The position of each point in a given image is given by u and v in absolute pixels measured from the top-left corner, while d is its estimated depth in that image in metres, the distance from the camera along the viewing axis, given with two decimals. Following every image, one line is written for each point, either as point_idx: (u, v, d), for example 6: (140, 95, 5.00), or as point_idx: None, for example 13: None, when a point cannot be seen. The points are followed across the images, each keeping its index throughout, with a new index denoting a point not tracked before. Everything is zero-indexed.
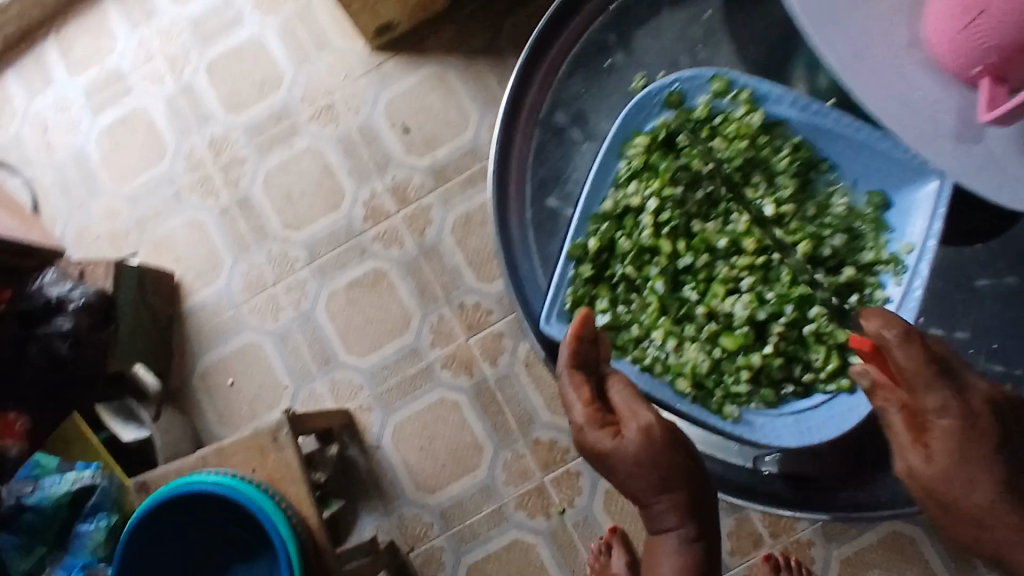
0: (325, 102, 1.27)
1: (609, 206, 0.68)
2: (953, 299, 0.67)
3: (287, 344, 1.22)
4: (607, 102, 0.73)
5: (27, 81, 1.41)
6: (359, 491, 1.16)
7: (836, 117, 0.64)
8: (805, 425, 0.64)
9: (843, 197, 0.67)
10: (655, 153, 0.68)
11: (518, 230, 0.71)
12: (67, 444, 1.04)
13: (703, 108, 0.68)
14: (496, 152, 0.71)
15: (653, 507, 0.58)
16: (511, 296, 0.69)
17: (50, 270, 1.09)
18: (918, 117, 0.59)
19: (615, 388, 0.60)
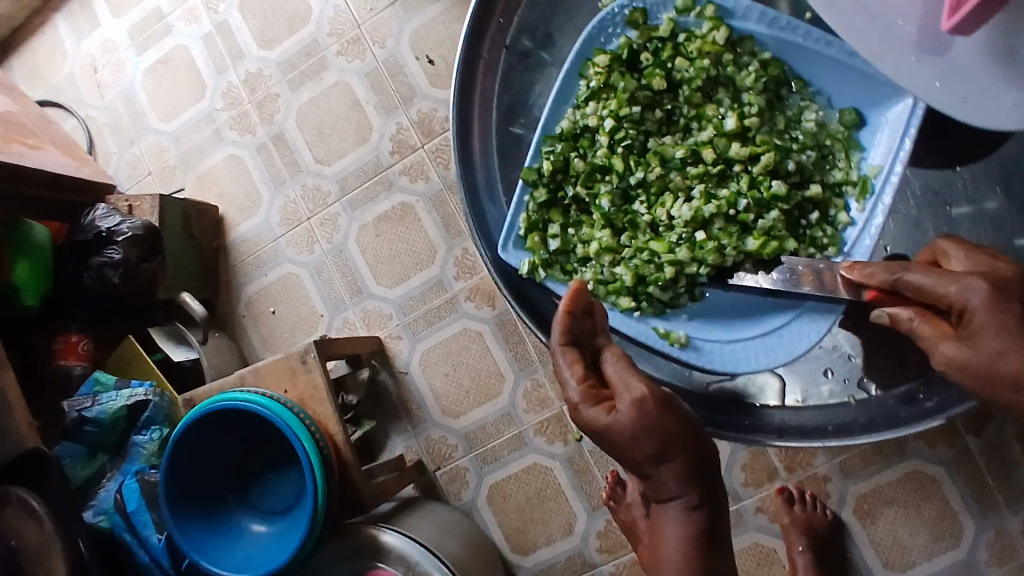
0: (352, 35, 1.28)
1: (565, 127, 0.67)
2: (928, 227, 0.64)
3: (322, 275, 1.28)
4: (573, 22, 0.68)
5: (76, 23, 1.48)
6: (389, 414, 1.23)
7: (806, 31, 0.61)
8: (754, 350, 0.65)
9: (814, 113, 0.65)
10: (616, 70, 0.65)
11: (480, 157, 0.69)
12: (125, 363, 1.16)
13: (668, 24, 0.64)
14: (458, 75, 0.67)
15: (655, 476, 0.59)
16: (469, 225, 0.68)
17: (102, 205, 1.17)
18: (878, 27, 0.57)
19: (608, 360, 0.60)
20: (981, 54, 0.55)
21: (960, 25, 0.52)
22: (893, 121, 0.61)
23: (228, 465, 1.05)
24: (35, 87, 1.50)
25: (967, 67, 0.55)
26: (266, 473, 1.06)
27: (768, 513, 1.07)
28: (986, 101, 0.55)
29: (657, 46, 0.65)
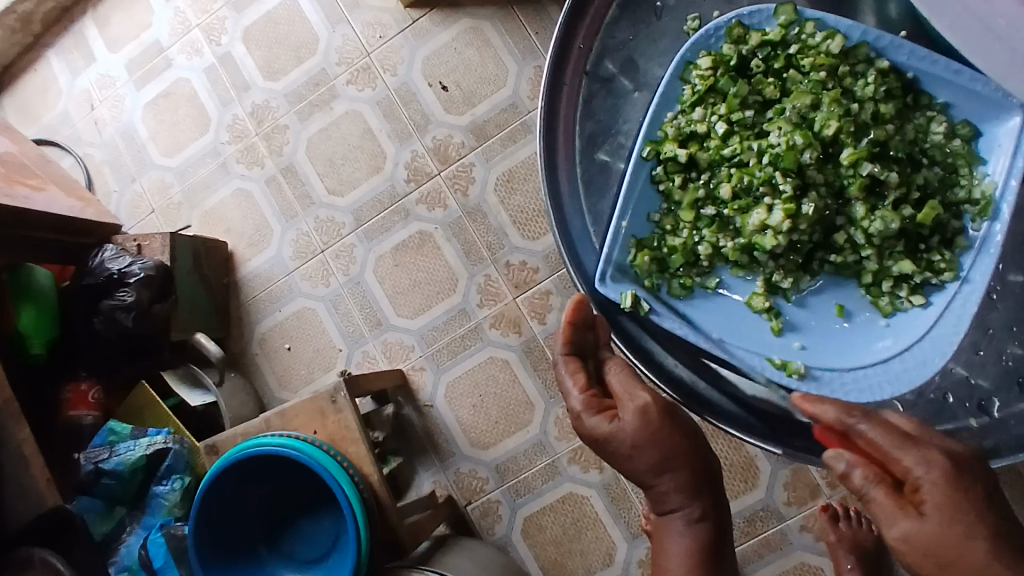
0: (362, 63, 1.26)
1: (671, 135, 0.58)
2: None
3: (340, 308, 1.24)
4: (658, 45, 0.63)
5: (70, 60, 1.44)
6: (416, 449, 1.20)
7: (910, 49, 0.53)
8: (881, 379, 0.56)
9: (939, 126, 0.55)
10: (723, 77, 0.58)
11: (567, 186, 0.63)
12: (139, 411, 1.11)
13: (778, 31, 0.57)
14: (543, 104, 0.63)
15: (657, 487, 0.58)
16: (563, 256, 0.62)
17: (110, 246, 1.12)
18: (1006, 48, 0.49)
19: (613, 371, 0.60)
20: None
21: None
22: (1006, 138, 0.53)
23: (265, 512, 1.01)
24: (26, 125, 1.45)
25: None
26: (300, 519, 1.01)
27: (813, 532, 1.05)
28: None
29: (769, 54, 0.58)
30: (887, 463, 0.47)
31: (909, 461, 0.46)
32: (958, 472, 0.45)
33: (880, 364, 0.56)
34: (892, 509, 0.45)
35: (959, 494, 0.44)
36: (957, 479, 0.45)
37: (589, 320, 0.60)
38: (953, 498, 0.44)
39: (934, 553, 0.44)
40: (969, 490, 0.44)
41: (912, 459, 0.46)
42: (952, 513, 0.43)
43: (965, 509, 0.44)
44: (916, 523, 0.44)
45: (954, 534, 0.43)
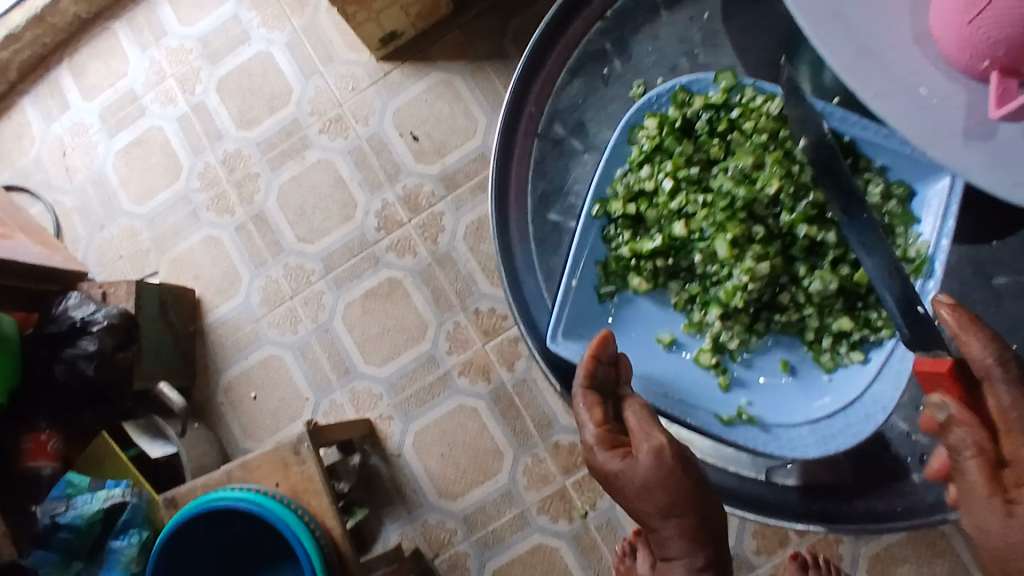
0: (335, 113, 1.28)
1: (620, 192, 0.62)
2: (970, 301, 0.61)
3: (307, 355, 1.23)
4: (606, 109, 0.66)
5: (43, 106, 1.45)
6: (383, 500, 1.17)
7: (842, 115, 0.57)
8: (823, 433, 0.57)
9: (876, 188, 0.59)
10: (670, 138, 0.61)
11: (519, 244, 0.65)
12: (97, 461, 1.08)
13: (720, 94, 0.60)
14: (496, 167, 0.66)
15: (659, 531, 0.53)
16: (515, 314, 0.64)
17: (74, 293, 1.11)
18: (929, 116, 0.52)
19: (631, 410, 0.57)
20: None
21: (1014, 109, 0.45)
22: (935, 198, 0.57)
23: (222, 566, 0.98)
24: None
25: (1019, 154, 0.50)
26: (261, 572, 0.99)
27: None
28: None
29: (712, 117, 0.61)
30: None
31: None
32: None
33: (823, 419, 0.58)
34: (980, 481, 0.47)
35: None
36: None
37: (612, 357, 0.58)
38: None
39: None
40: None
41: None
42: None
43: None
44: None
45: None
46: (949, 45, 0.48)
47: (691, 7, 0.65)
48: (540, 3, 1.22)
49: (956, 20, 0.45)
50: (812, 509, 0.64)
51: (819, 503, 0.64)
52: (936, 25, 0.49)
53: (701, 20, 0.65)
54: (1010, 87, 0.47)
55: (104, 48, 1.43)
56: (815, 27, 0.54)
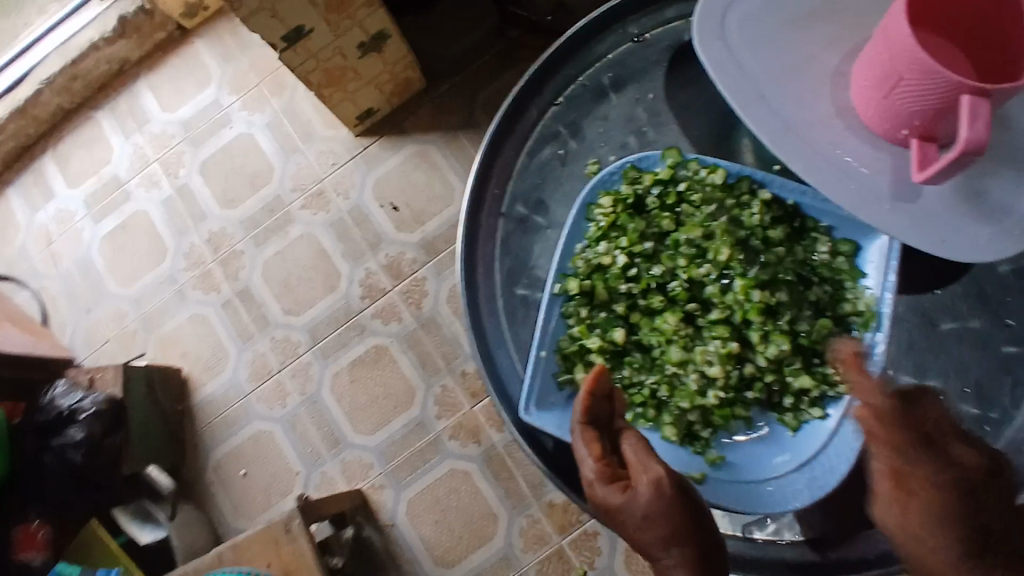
0: (315, 189, 1.32)
1: (581, 268, 0.64)
2: (922, 348, 0.63)
3: (296, 428, 1.23)
4: (564, 187, 0.70)
5: (29, 196, 1.48)
6: (379, 572, 1.15)
7: (781, 183, 0.62)
8: (791, 488, 0.60)
9: (823, 247, 0.62)
10: (623, 214, 0.64)
11: (490, 319, 0.68)
12: (88, 550, 1.05)
13: (667, 171, 0.64)
14: (463, 249, 0.68)
15: (663, 560, 0.52)
16: (488, 388, 0.66)
17: (61, 381, 1.12)
18: (856, 182, 0.59)
19: (627, 440, 0.56)
20: (940, 199, 0.60)
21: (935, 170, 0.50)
22: (875, 255, 0.61)
23: None
24: None
25: (933, 212, 0.59)
26: None
27: None
28: (960, 242, 0.59)
29: (662, 191, 0.64)
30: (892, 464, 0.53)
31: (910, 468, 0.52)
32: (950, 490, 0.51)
33: (789, 474, 0.60)
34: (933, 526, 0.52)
35: (944, 509, 0.50)
36: (957, 496, 0.51)
37: (607, 390, 0.57)
38: (929, 509, 0.51)
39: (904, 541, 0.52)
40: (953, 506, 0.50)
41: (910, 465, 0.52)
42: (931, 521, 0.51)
43: (943, 518, 0.50)
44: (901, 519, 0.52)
45: (926, 538, 0.51)
46: (870, 117, 0.54)
47: (636, 88, 0.70)
48: (508, 74, 1.28)
49: (876, 94, 0.51)
50: (794, 566, 0.66)
51: (798, 556, 0.66)
52: (858, 97, 0.55)
53: (646, 99, 0.69)
54: (929, 151, 0.52)
55: (89, 137, 1.47)
56: (748, 110, 0.60)
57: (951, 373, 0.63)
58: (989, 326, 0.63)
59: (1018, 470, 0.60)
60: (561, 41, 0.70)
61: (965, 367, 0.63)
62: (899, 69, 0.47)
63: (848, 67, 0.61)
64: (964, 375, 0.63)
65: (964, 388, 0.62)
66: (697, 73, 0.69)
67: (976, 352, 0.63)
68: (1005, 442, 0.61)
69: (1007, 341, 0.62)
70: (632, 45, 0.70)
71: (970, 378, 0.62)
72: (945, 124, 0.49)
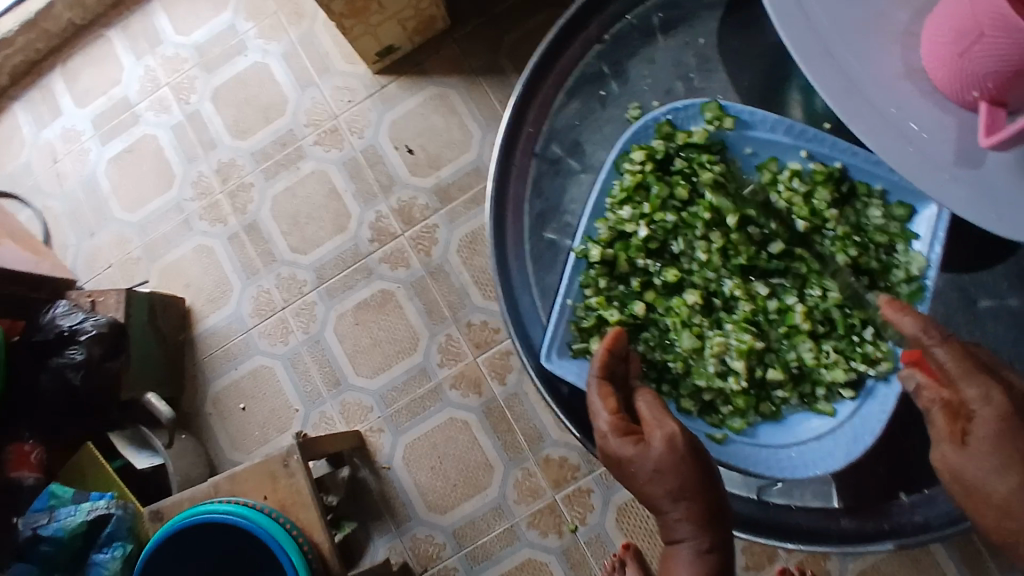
0: (330, 125, 1.29)
1: (604, 233, 0.63)
2: (956, 323, 0.62)
3: (298, 366, 1.23)
4: (602, 130, 0.67)
5: (35, 112, 1.44)
6: (371, 513, 1.16)
7: (833, 141, 0.61)
8: (807, 457, 0.60)
9: (877, 210, 0.62)
10: (649, 174, 0.63)
11: (515, 262, 0.66)
12: (83, 473, 1.08)
13: (700, 131, 0.62)
14: (492, 184, 0.66)
15: (669, 514, 0.53)
16: (507, 330, 0.64)
17: (62, 301, 1.10)
18: (916, 151, 0.57)
19: (642, 397, 0.56)
20: (1006, 169, 0.57)
21: (1001, 138, 0.48)
22: (924, 222, 0.60)
23: None
24: None
25: (997, 183, 0.57)
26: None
27: None
28: (1020, 216, 0.56)
29: (691, 154, 0.63)
30: (952, 395, 0.53)
31: (970, 394, 0.52)
32: (1013, 414, 0.50)
33: (811, 441, 0.60)
34: (942, 436, 0.53)
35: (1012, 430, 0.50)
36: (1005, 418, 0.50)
37: (623, 352, 0.58)
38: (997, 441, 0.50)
39: (965, 481, 0.52)
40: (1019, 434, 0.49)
41: (972, 393, 0.51)
42: (995, 447, 0.50)
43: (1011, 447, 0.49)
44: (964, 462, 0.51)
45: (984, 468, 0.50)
46: (943, 78, 0.52)
47: (686, 33, 0.67)
48: (534, 20, 1.23)
49: (950, 52, 0.49)
50: (807, 531, 0.66)
51: (810, 522, 0.66)
52: (928, 52, 0.53)
53: (695, 45, 0.67)
54: (999, 117, 0.50)
55: (99, 55, 1.43)
56: (807, 60, 0.58)
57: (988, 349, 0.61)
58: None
59: None
60: None
61: (1000, 347, 0.61)
62: (977, 25, 0.45)
63: (917, 27, 0.58)
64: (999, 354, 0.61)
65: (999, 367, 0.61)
66: (751, 22, 0.66)
67: (1016, 332, 0.61)
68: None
69: None
70: None
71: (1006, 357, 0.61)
72: (1021, 86, 0.47)
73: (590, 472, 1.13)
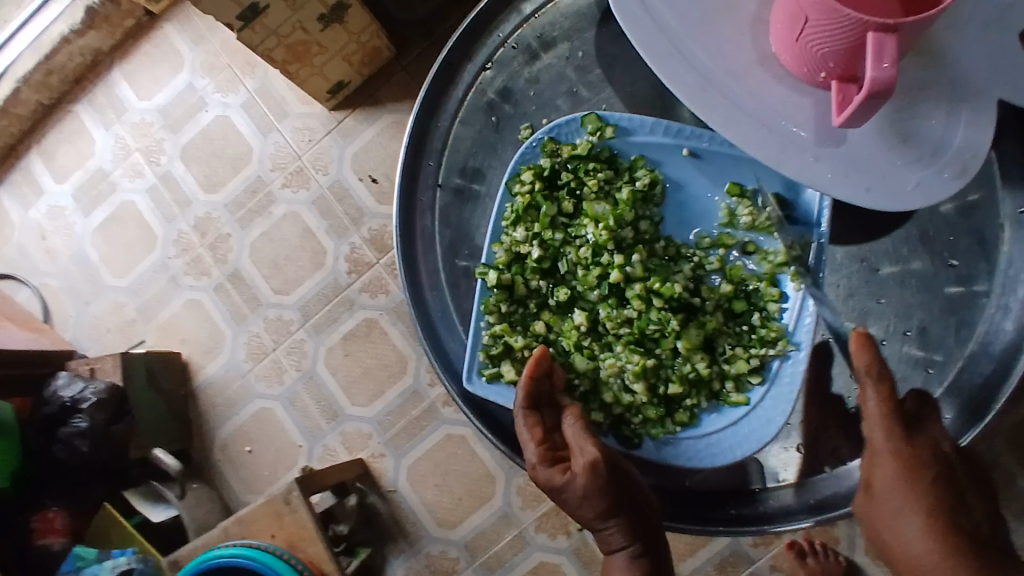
0: (295, 166, 1.32)
1: (501, 257, 0.67)
2: (865, 294, 0.68)
3: (297, 404, 1.26)
4: (501, 154, 0.71)
5: (21, 194, 1.49)
6: (385, 536, 1.19)
7: (710, 136, 0.66)
8: (723, 442, 0.67)
9: (747, 208, 0.67)
10: (538, 192, 0.68)
11: (433, 293, 0.71)
12: (105, 532, 1.12)
13: (584, 144, 0.67)
14: (400, 220, 0.70)
15: (602, 530, 0.59)
16: (429, 358, 0.70)
17: (63, 373, 1.16)
18: (775, 135, 0.61)
19: (566, 422, 0.60)
20: (867, 142, 0.61)
21: (850, 112, 0.52)
22: (807, 202, 0.65)
23: None
24: None
25: (861, 156, 0.61)
26: None
27: (784, 570, 1.04)
28: (885, 186, 0.61)
29: (576, 165, 0.67)
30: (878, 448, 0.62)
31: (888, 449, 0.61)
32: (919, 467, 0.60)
33: (718, 427, 0.67)
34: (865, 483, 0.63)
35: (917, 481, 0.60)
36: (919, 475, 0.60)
37: (547, 370, 0.62)
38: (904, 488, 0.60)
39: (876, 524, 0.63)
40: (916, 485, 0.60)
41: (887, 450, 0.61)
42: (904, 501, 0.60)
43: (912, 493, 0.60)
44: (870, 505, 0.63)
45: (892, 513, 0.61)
46: (793, 63, 0.57)
47: (569, 45, 0.70)
48: None
49: (791, 38, 0.54)
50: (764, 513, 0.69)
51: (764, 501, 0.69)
52: (777, 40, 0.57)
53: (576, 58, 0.70)
54: (849, 93, 0.54)
55: (71, 131, 1.48)
56: (660, 64, 0.61)
57: (899, 314, 0.67)
58: (933, 266, 0.67)
59: (964, 402, 0.66)
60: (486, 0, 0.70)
61: (910, 312, 0.67)
62: (803, 12, 0.49)
63: None
64: (908, 320, 0.68)
65: (907, 331, 0.67)
66: None
67: (917, 293, 0.67)
68: (948, 382, 0.67)
69: (951, 281, 0.67)
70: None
71: (914, 322, 0.67)
72: (856, 63, 0.51)
73: None
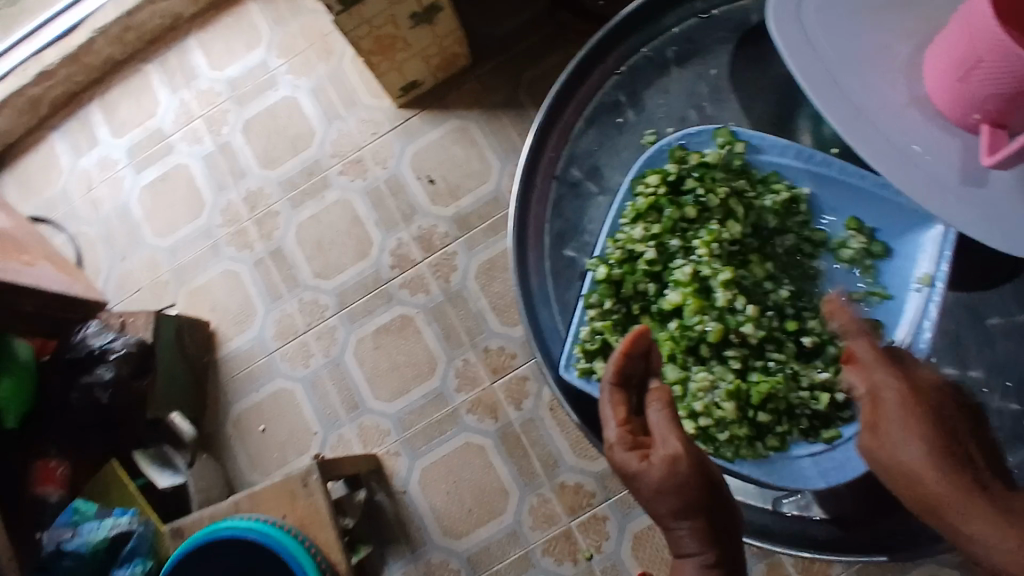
0: (354, 156, 1.34)
1: (614, 253, 0.69)
2: (966, 339, 0.67)
3: (318, 388, 1.25)
4: (619, 156, 0.74)
5: (74, 141, 1.51)
6: (388, 535, 1.17)
7: (840, 166, 0.67)
8: (817, 470, 0.64)
9: (857, 241, 0.68)
10: (663, 195, 0.70)
11: (537, 278, 0.72)
12: (104, 490, 1.10)
13: (714, 154, 0.69)
14: (517, 203, 0.73)
15: (675, 530, 0.56)
16: (529, 339, 0.70)
17: (93, 322, 1.14)
18: (919, 170, 0.62)
19: (653, 408, 0.58)
20: (1007, 187, 0.61)
21: (1002, 156, 0.54)
22: (930, 244, 0.65)
23: None
24: (22, 201, 1.49)
25: (999, 200, 0.61)
26: None
27: None
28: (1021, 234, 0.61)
29: (701, 173, 0.70)
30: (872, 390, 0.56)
31: (878, 381, 0.56)
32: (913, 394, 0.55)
33: (807, 457, 0.65)
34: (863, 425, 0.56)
35: (915, 407, 0.54)
36: (917, 402, 0.54)
37: (645, 351, 0.59)
38: (904, 414, 0.54)
39: (888, 463, 0.54)
40: (920, 412, 0.54)
41: (880, 376, 0.56)
42: (905, 422, 0.54)
43: (918, 423, 0.54)
44: (874, 437, 0.55)
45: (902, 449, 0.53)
46: (946, 103, 0.58)
47: (698, 65, 0.74)
48: (553, 57, 1.28)
49: (951, 79, 0.56)
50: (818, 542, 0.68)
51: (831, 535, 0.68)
52: (932, 83, 0.59)
53: (708, 75, 0.74)
54: (999, 138, 0.56)
55: (136, 87, 1.50)
56: (817, 92, 0.63)
57: (992, 367, 0.66)
58: None
59: None
60: (628, 11, 0.74)
61: (1009, 365, 0.66)
62: (976, 55, 0.51)
63: (919, 58, 0.63)
64: (1005, 372, 0.66)
65: (1005, 384, 0.66)
66: (761, 55, 0.73)
67: (1018, 348, 0.66)
68: None
69: None
70: (699, 20, 0.74)
71: (1012, 375, 0.66)
72: (1016, 111, 0.53)
73: (606, 499, 1.12)
